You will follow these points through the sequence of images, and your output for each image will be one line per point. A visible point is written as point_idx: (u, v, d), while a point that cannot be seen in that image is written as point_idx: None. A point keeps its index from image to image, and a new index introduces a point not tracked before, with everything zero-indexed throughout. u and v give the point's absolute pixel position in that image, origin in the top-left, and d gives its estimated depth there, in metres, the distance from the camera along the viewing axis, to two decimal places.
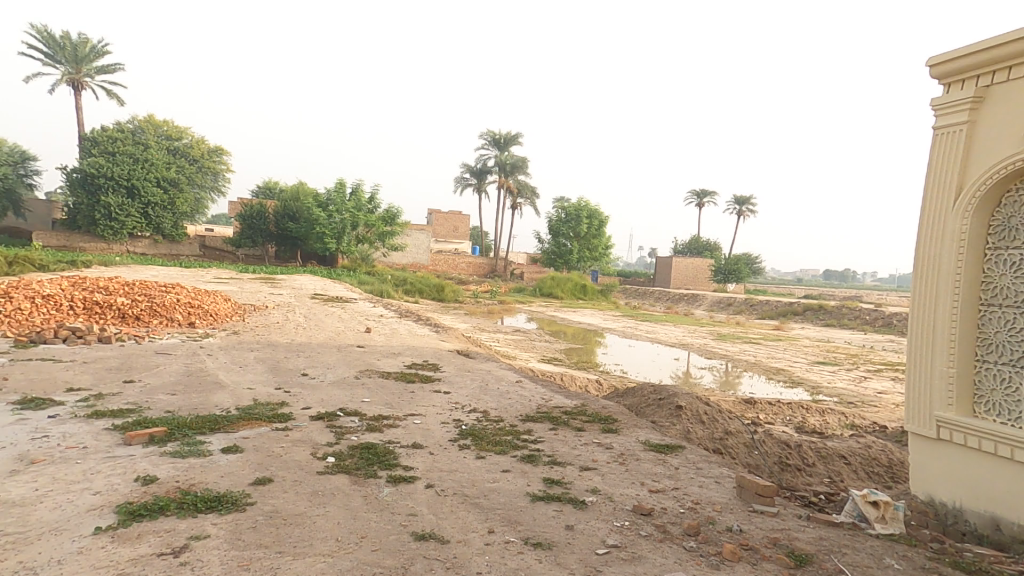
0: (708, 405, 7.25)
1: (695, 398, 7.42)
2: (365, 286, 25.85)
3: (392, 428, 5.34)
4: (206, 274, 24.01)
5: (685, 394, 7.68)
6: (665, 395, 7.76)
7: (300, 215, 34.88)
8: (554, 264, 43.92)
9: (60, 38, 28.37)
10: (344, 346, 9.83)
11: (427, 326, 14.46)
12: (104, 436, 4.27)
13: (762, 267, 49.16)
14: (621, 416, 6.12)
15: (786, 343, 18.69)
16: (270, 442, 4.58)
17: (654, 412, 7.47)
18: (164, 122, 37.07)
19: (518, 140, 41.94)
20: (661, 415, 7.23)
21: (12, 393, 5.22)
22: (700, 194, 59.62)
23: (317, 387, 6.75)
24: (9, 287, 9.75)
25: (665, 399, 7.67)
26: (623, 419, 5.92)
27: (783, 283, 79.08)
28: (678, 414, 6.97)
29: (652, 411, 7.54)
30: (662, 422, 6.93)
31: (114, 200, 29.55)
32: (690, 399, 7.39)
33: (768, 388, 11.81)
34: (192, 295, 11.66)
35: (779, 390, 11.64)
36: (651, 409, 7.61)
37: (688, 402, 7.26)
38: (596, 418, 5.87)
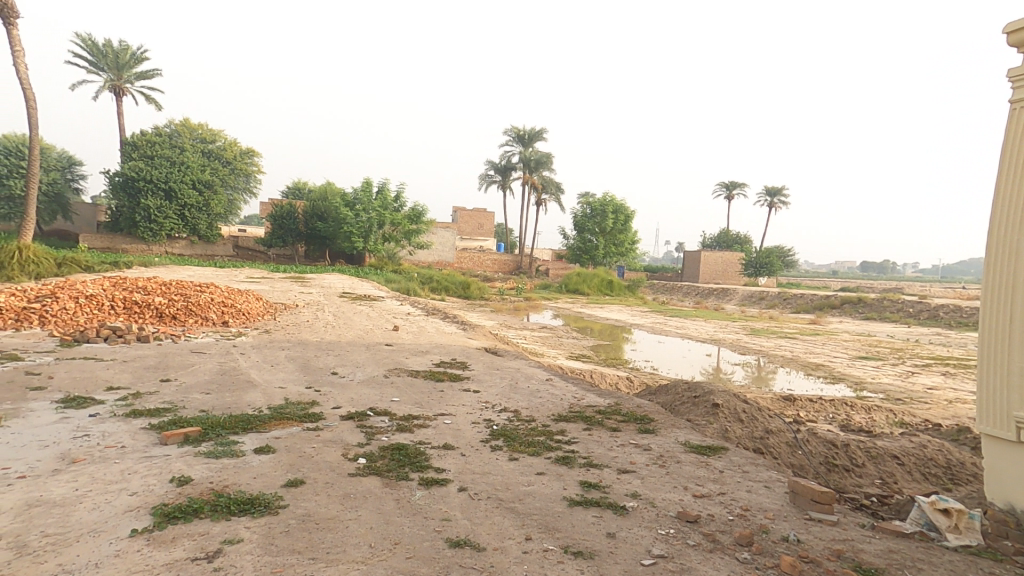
0: (747, 404, 6.96)
1: (733, 395, 7.13)
2: (392, 284, 26.06)
3: (422, 428, 5.27)
4: (240, 274, 24.59)
5: (722, 391, 7.39)
6: (700, 393, 7.49)
7: (329, 215, 35.42)
8: (580, 259, 43.56)
9: (103, 46, 29.34)
10: (373, 344, 9.84)
11: (454, 323, 14.42)
12: (142, 436, 4.29)
13: (795, 259, 47.78)
14: (657, 415, 5.91)
15: (824, 337, 18.06)
16: (302, 443, 4.54)
17: (690, 411, 7.21)
18: (199, 125, 38.04)
19: (542, 135, 41.66)
20: (698, 413, 6.97)
21: (55, 392, 5.32)
22: (730, 185, 58.34)
23: (347, 386, 6.73)
24: (55, 287, 10.07)
25: (701, 397, 7.41)
26: (660, 419, 5.71)
27: (816, 276, 76.73)
28: (716, 414, 6.70)
29: (687, 410, 7.29)
30: (699, 422, 6.68)
31: (153, 203, 30.49)
32: (727, 396, 7.11)
33: (807, 384, 11.38)
34: (226, 294, 11.86)
35: (819, 386, 11.20)
36: (687, 408, 7.35)
37: (725, 400, 6.99)
38: (631, 417, 5.68)
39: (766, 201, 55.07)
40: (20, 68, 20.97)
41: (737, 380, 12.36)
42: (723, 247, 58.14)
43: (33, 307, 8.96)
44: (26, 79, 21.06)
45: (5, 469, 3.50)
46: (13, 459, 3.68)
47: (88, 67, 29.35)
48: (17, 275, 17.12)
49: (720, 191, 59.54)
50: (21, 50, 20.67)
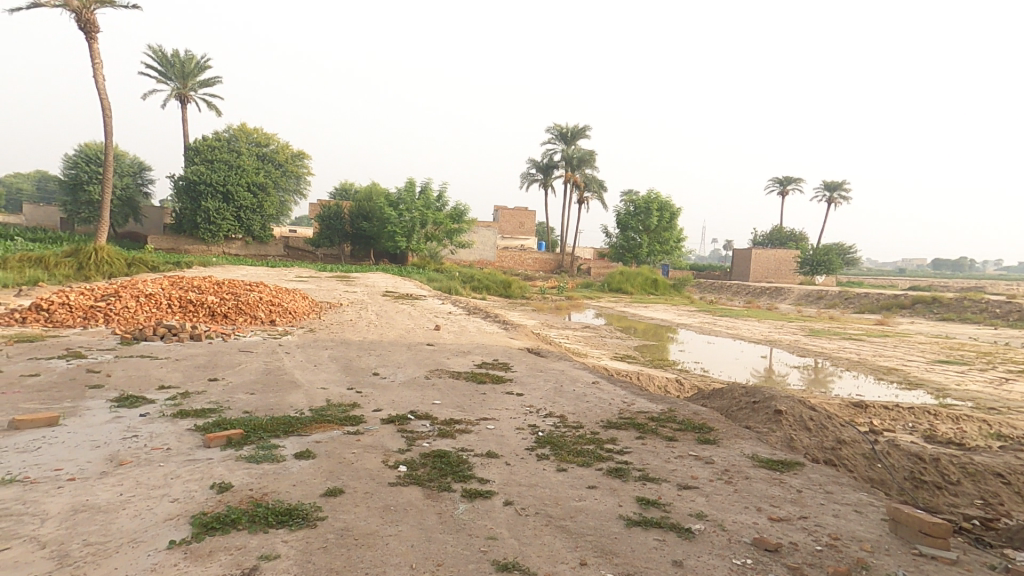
0: (815, 411, 6.40)
1: (797, 401, 6.58)
2: (434, 283, 26.19)
3: (464, 434, 5.05)
4: (291, 273, 25.32)
5: (784, 396, 6.84)
6: (760, 399, 6.97)
7: (373, 215, 36.05)
8: (623, 258, 42.68)
9: (171, 56, 30.85)
10: (414, 344, 9.74)
11: (496, 322, 14.22)
12: (187, 438, 4.23)
13: (856, 257, 45.16)
14: (716, 423, 5.49)
15: (894, 339, 16.83)
16: (342, 448, 4.41)
17: (750, 418, 6.71)
18: (255, 129, 39.37)
19: (586, 132, 41.04)
20: (759, 421, 6.48)
21: (111, 391, 5.37)
22: (784, 181, 55.89)
23: (387, 388, 6.61)
24: (118, 286, 10.44)
25: (761, 403, 6.89)
26: (721, 427, 5.28)
27: (879, 275, 72.47)
28: (779, 422, 6.18)
29: (746, 417, 6.79)
30: (761, 431, 6.18)
31: (212, 205, 31.82)
32: (791, 402, 6.58)
33: (880, 390, 10.55)
34: (274, 293, 12.08)
35: (892, 392, 10.36)
36: (746, 415, 6.84)
37: (789, 407, 6.46)
38: (689, 425, 5.29)
39: (825, 196, 52.37)
40: (98, 78, 22.23)
41: (798, 384, 11.60)
42: (777, 245, 55.71)
43: (99, 305, 9.30)
44: (103, 89, 22.32)
45: (56, 469, 3.46)
46: (65, 458, 3.65)
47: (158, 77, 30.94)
48: (92, 274, 18.14)
49: (773, 186, 57.11)
50: (101, 62, 21.93)
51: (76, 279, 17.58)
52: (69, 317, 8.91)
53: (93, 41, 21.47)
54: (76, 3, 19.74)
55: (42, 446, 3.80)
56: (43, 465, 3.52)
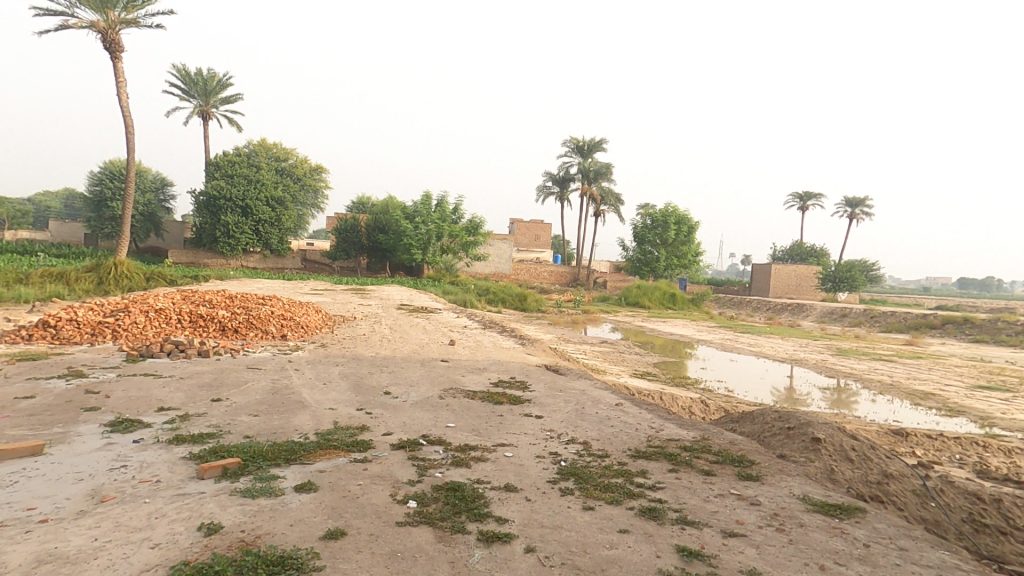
0: (857, 440, 5.85)
1: (837, 428, 6.04)
2: (449, 296, 25.95)
3: (480, 463, 4.64)
4: (306, 286, 25.28)
5: (823, 423, 6.30)
6: (796, 425, 6.43)
7: (389, 228, 36.08)
8: (640, 272, 42.09)
9: (194, 74, 31.44)
10: (427, 360, 9.37)
11: (511, 338, 13.81)
12: (180, 468, 3.90)
13: (881, 273, 43.90)
14: (756, 454, 5.00)
15: (929, 361, 15.99)
16: (347, 479, 4.04)
17: (784, 445, 6.18)
18: (274, 144, 39.84)
19: (602, 146, 40.85)
20: (794, 449, 5.94)
21: (106, 413, 5.08)
22: (804, 196, 54.98)
23: (399, 409, 6.23)
24: (129, 301, 10.30)
25: (797, 429, 6.34)
26: (763, 461, 4.79)
27: (904, 292, 70.48)
28: (818, 451, 5.64)
29: (781, 444, 6.25)
30: (798, 460, 5.64)
31: (231, 219, 32.11)
32: (830, 429, 6.05)
33: (917, 416, 9.87)
34: (286, 307, 11.87)
35: (932, 419, 9.69)
36: (781, 443, 6.29)
37: (827, 434, 5.94)
38: (726, 457, 4.81)
39: (846, 211, 51.31)
40: (123, 97, 22.63)
41: (828, 406, 10.93)
42: (797, 260, 54.58)
43: (107, 321, 9.14)
44: (126, 108, 22.68)
45: (29, 509, 3.14)
46: (42, 495, 3.33)
47: (181, 95, 31.50)
48: (111, 288, 18.22)
49: (793, 201, 56.13)
50: (125, 81, 22.30)
51: (95, 293, 17.64)
52: (77, 334, 8.76)
53: (118, 61, 21.85)
54: (103, 23, 20.14)
55: (19, 481, 3.50)
56: (16, 504, 3.21)
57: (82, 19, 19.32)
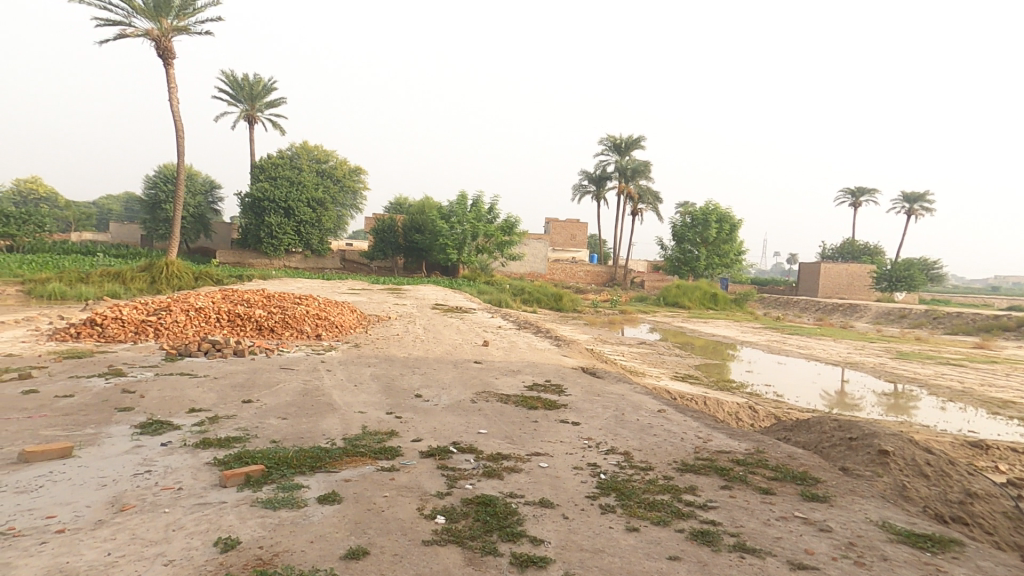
0: (932, 454, 5.24)
1: (908, 440, 5.43)
2: (484, 296, 25.81)
3: (513, 473, 4.34)
4: (344, 285, 25.63)
5: (890, 434, 5.69)
6: (859, 436, 5.85)
7: (425, 227, 36.30)
8: (679, 271, 40.98)
9: (240, 80, 32.43)
10: (460, 362, 9.15)
11: (547, 338, 13.47)
12: (203, 474, 3.75)
13: (943, 272, 41.29)
14: (821, 471, 4.49)
15: (1003, 366, 14.74)
16: (373, 489, 3.81)
17: (847, 457, 5.60)
18: (315, 147, 40.70)
19: (640, 143, 39.97)
20: (858, 462, 5.36)
21: (138, 414, 5.04)
22: (856, 191, 52.42)
23: (429, 413, 6.02)
24: (171, 300, 10.48)
25: (861, 441, 5.75)
26: (829, 479, 4.31)
27: (966, 292, 66.36)
28: (888, 465, 5.08)
29: (842, 457, 5.66)
30: (863, 473, 5.10)
31: (275, 220, 32.95)
32: (900, 441, 5.46)
33: (996, 427, 8.99)
34: (322, 307, 11.89)
35: (1013, 430, 8.85)
36: (842, 455, 5.71)
37: (896, 447, 5.36)
38: (786, 474, 4.35)
39: (903, 207, 48.62)
40: (174, 102, 23.47)
41: (891, 413, 10.13)
42: (849, 258, 52.05)
43: (150, 319, 9.29)
44: (178, 112, 23.50)
45: (47, 517, 3.03)
46: (63, 502, 3.22)
47: (229, 100, 32.54)
48: (162, 287, 18.87)
49: (845, 197, 53.58)
50: (176, 86, 23.10)
51: (147, 292, 18.29)
52: (121, 332, 8.93)
53: (170, 67, 22.66)
54: (157, 31, 20.89)
55: (44, 486, 3.42)
56: (36, 511, 3.10)
57: (137, 28, 20.10)
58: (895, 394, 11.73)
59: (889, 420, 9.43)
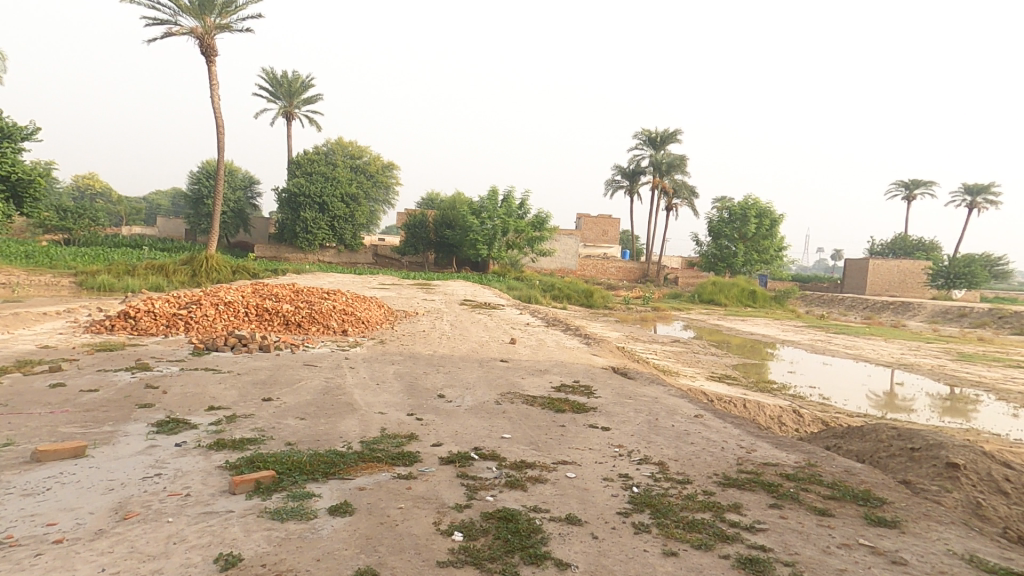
0: (1008, 470, 4.76)
1: (979, 453, 4.94)
2: (514, 292, 25.56)
3: (538, 485, 4.04)
4: (375, 281, 25.78)
5: (959, 445, 5.19)
6: (922, 446, 5.35)
7: (457, 223, 36.27)
8: (715, 267, 39.79)
9: (279, 77, 33.00)
10: (486, 360, 8.88)
11: (577, 336, 13.07)
12: (213, 479, 3.59)
13: (1007, 269, 38.76)
14: (886, 491, 4.03)
15: None
16: (388, 500, 3.58)
17: (908, 470, 5.11)
18: (349, 143, 41.12)
19: (677, 136, 38.92)
20: (922, 475, 4.87)
21: (157, 412, 4.96)
22: (910, 183, 49.81)
23: (452, 415, 5.78)
24: (202, 293, 10.56)
25: (924, 452, 5.26)
26: (897, 501, 3.85)
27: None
28: (957, 481, 4.62)
29: (903, 469, 5.15)
30: (928, 487, 4.65)
31: (310, 215, 33.45)
32: (971, 454, 4.94)
33: None
34: (349, 302, 11.83)
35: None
36: (903, 467, 5.20)
37: (966, 461, 4.84)
38: (846, 493, 3.90)
39: (963, 199, 45.90)
40: (216, 99, 23.98)
41: (953, 419, 9.41)
42: (901, 254, 49.58)
43: (181, 313, 9.36)
44: (219, 109, 24.00)
45: (48, 525, 2.89)
46: (67, 508, 3.09)
47: (268, 97, 33.16)
48: (203, 280, 19.28)
49: (897, 190, 50.93)
50: (218, 83, 23.58)
51: (189, 285, 18.74)
52: (152, 325, 9.02)
53: (212, 64, 23.14)
54: (201, 29, 21.34)
55: (51, 490, 3.30)
56: (38, 517, 2.98)
57: (183, 26, 20.55)
58: (955, 399, 10.94)
59: (952, 428, 8.78)
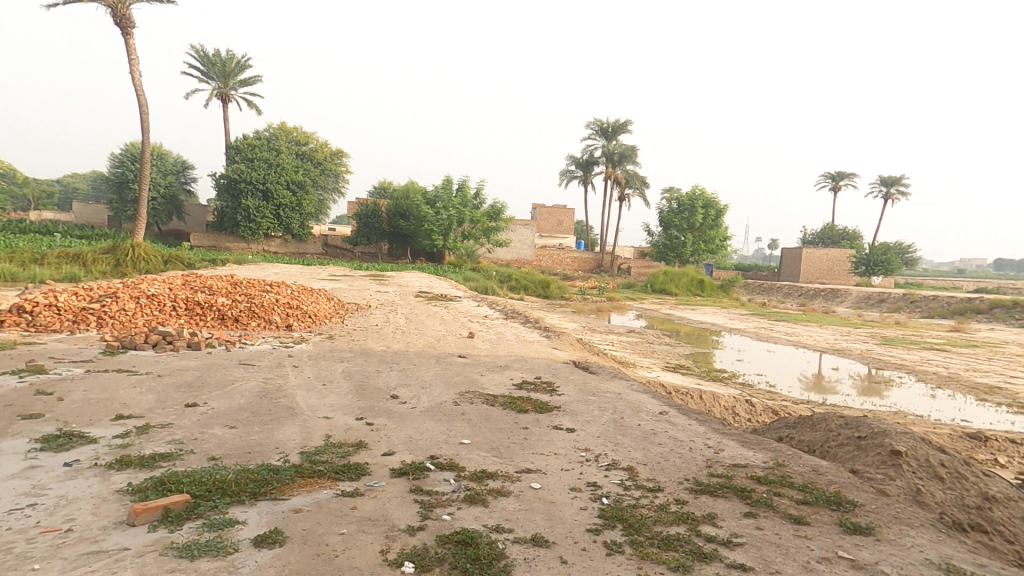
0: (949, 456, 4.75)
1: (920, 440, 4.92)
2: (469, 282, 25.07)
3: (500, 499, 3.66)
4: (323, 271, 24.76)
5: (902, 432, 5.17)
6: (867, 434, 5.30)
7: (410, 212, 35.35)
8: (665, 257, 40.63)
9: (212, 55, 30.90)
10: (443, 356, 8.42)
11: (535, 329, 12.77)
12: (107, 509, 3.00)
13: (917, 256, 41.43)
14: (855, 492, 3.84)
15: (987, 351, 14.61)
16: (326, 525, 3.10)
17: (855, 459, 5.04)
18: (294, 128, 39.17)
19: (627, 127, 39.26)
20: (868, 464, 4.80)
21: (46, 424, 4.25)
22: (836, 176, 52.50)
23: (405, 418, 5.31)
24: (121, 285, 9.57)
25: (870, 440, 5.20)
26: (867, 503, 3.66)
27: (940, 276, 67.59)
28: (899, 468, 4.57)
29: (850, 459, 5.09)
30: (874, 476, 4.59)
31: (253, 203, 31.67)
32: (912, 441, 4.92)
33: (991, 418, 8.79)
34: (294, 294, 11.05)
35: (1006, 419, 8.75)
36: (851, 456, 5.13)
37: (909, 448, 4.80)
38: (818, 496, 3.67)
39: (881, 191, 48.91)
40: (136, 76, 22.11)
41: (883, 401, 9.74)
42: (829, 243, 52.39)
43: (93, 308, 8.42)
44: (141, 87, 22.16)
45: None
46: None
47: (200, 76, 30.99)
48: (128, 271, 17.79)
49: (824, 181, 53.50)
50: (138, 58, 21.73)
51: (111, 276, 17.18)
52: (57, 321, 8.06)
53: (129, 36, 21.28)
54: None
55: None
56: None
57: None
58: (883, 381, 11.40)
59: (883, 410, 9.05)
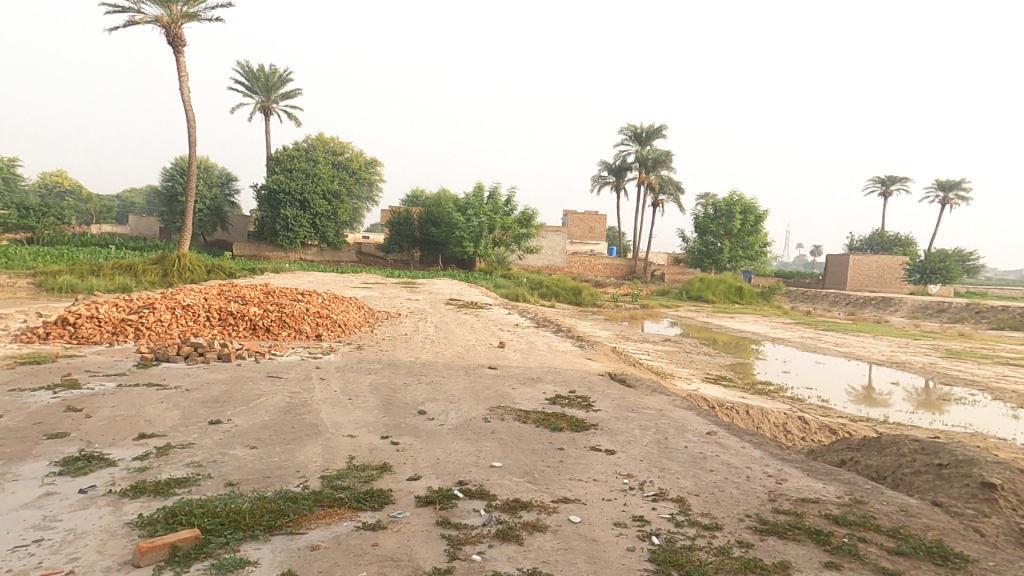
0: None
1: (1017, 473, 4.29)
2: (501, 290, 24.77)
3: (536, 534, 3.28)
4: (356, 279, 24.86)
5: (993, 462, 4.52)
6: (951, 462, 4.66)
7: (442, 220, 35.44)
8: (701, 264, 39.46)
9: (256, 70, 31.78)
10: (473, 368, 8.09)
11: (569, 338, 12.34)
12: (111, 548, 2.77)
13: (978, 264, 38.93)
14: (958, 541, 3.28)
15: None
16: (344, 567, 2.79)
17: (937, 490, 4.44)
18: (331, 139, 39.92)
19: (662, 132, 38.49)
20: (953, 497, 4.22)
21: (68, 444, 4.11)
22: (885, 179, 50.13)
23: (433, 437, 4.98)
24: (158, 296, 9.64)
25: (953, 469, 4.58)
26: (974, 557, 3.10)
27: (1000, 285, 63.61)
28: (996, 506, 3.96)
29: (930, 490, 4.48)
30: (966, 510, 3.98)
31: (291, 212, 32.31)
32: (1007, 474, 4.29)
33: None
34: (325, 303, 10.94)
35: None
36: (930, 487, 4.51)
37: (1004, 481, 4.22)
38: (914, 546, 3.14)
39: (937, 196, 46.44)
40: (185, 91, 22.80)
41: (955, 421, 8.87)
42: (878, 250, 50.00)
43: (130, 318, 8.47)
44: (189, 103, 22.84)
45: None
46: None
47: (244, 91, 31.91)
48: (174, 280, 18.23)
49: (873, 185, 51.22)
50: (187, 75, 22.41)
51: (159, 285, 17.65)
52: (96, 333, 8.12)
53: (180, 54, 21.98)
54: (166, 18, 20.15)
55: None
56: None
57: (146, 14, 19.32)
58: (950, 398, 10.46)
59: (955, 432, 8.24)
